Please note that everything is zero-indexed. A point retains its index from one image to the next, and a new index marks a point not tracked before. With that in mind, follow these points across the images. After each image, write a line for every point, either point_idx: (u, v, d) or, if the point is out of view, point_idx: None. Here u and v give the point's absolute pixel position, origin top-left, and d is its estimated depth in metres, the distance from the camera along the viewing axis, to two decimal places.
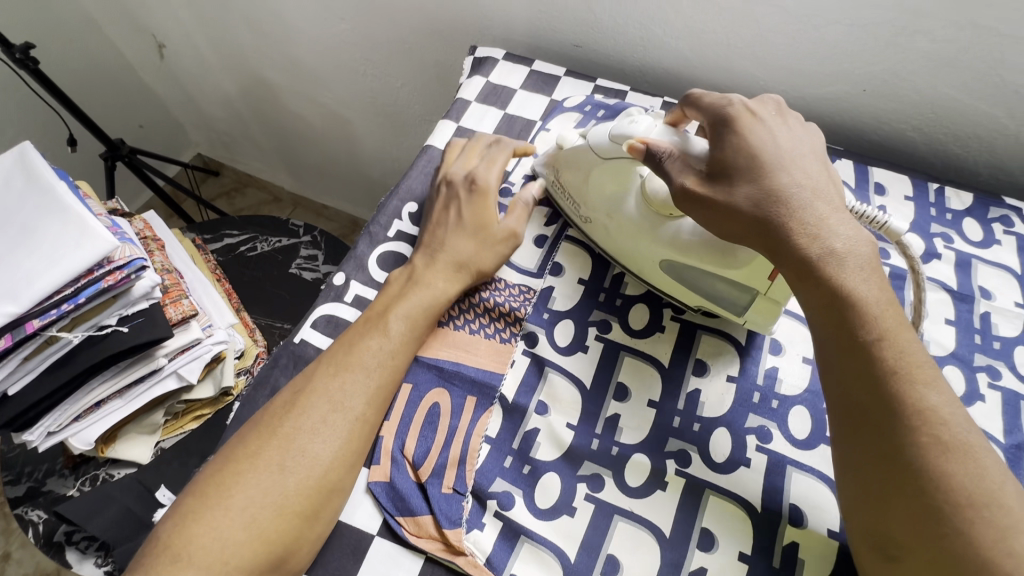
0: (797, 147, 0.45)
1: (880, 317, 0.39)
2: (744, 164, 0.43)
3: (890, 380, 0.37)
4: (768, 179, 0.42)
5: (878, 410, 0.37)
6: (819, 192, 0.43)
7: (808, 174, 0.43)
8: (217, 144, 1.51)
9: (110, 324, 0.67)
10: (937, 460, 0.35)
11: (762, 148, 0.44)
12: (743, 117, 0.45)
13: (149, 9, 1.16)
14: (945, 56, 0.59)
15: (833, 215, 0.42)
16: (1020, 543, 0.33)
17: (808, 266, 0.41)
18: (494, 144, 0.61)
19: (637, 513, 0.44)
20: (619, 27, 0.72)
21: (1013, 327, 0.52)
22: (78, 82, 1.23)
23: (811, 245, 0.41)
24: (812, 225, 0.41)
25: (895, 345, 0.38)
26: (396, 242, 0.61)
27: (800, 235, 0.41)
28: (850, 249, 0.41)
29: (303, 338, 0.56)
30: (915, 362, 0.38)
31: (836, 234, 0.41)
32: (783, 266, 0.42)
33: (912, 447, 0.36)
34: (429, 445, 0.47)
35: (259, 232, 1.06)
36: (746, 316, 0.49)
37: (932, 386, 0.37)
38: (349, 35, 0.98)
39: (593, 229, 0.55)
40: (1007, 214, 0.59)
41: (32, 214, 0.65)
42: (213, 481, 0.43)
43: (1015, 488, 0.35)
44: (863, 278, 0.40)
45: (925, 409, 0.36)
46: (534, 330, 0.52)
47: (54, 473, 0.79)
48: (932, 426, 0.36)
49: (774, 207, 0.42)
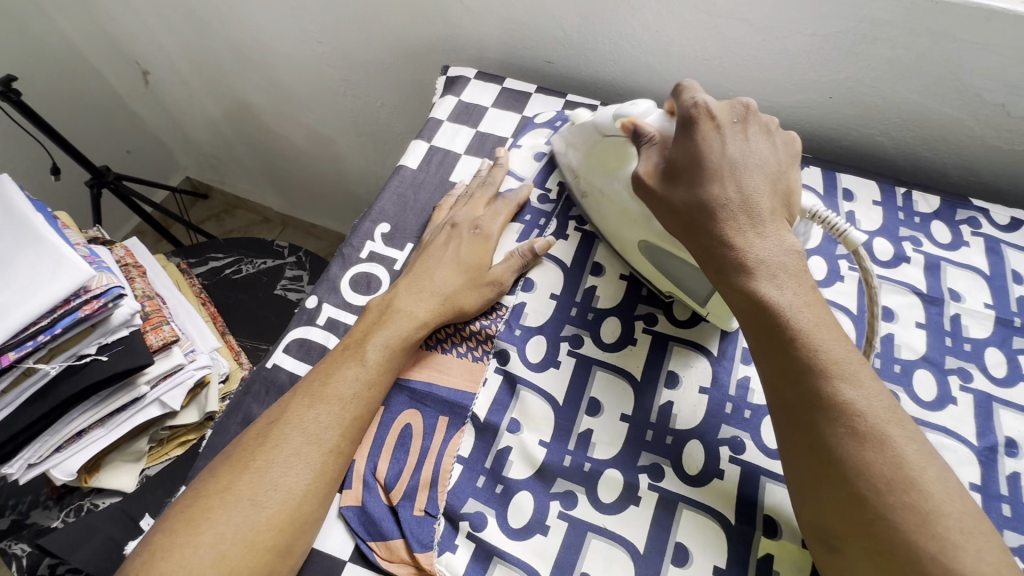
0: (743, 158, 0.44)
1: (796, 318, 0.39)
2: (684, 171, 0.44)
3: (809, 376, 0.38)
4: (702, 186, 0.43)
5: (799, 405, 0.38)
6: (749, 206, 0.43)
7: (744, 186, 0.43)
8: (205, 167, 1.52)
9: (90, 353, 0.66)
10: (854, 450, 0.35)
11: (708, 155, 0.44)
12: (703, 120, 0.45)
13: (132, 37, 1.17)
14: (905, 63, 0.60)
15: (751, 230, 0.42)
16: (941, 527, 0.33)
17: (726, 274, 0.42)
18: (501, 197, 0.61)
19: (611, 530, 0.44)
20: (589, 44, 0.73)
21: (982, 328, 0.52)
22: (62, 111, 1.23)
23: (728, 252, 0.42)
24: (730, 234, 0.42)
25: (812, 343, 0.39)
26: (368, 263, 0.61)
27: (719, 240, 0.42)
28: (763, 260, 0.41)
29: (275, 363, 0.57)
30: (832, 358, 0.38)
31: (754, 246, 0.42)
32: (707, 266, 0.43)
33: (834, 440, 0.36)
34: (401, 467, 0.48)
35: (243, 255, 1.06)
36: (709, 307, 0.50)
37: (850, 382, 0.37)
38: (327, 57, 0.99)
39: (589, 203, 0.58)
40: (974, 215, 0.59)
41: (11, 245, 0.65)
42: (182, 520, 0.43)
43: (937, 472, 0.35)
44: (778, 285, 0.41)
45: (840, 403, 0.37)
46: (505, 348, 0.52)
47: (38, 505, 0.78)
48: (849, 417, 0.36)
49: (703, 215, 0.43)
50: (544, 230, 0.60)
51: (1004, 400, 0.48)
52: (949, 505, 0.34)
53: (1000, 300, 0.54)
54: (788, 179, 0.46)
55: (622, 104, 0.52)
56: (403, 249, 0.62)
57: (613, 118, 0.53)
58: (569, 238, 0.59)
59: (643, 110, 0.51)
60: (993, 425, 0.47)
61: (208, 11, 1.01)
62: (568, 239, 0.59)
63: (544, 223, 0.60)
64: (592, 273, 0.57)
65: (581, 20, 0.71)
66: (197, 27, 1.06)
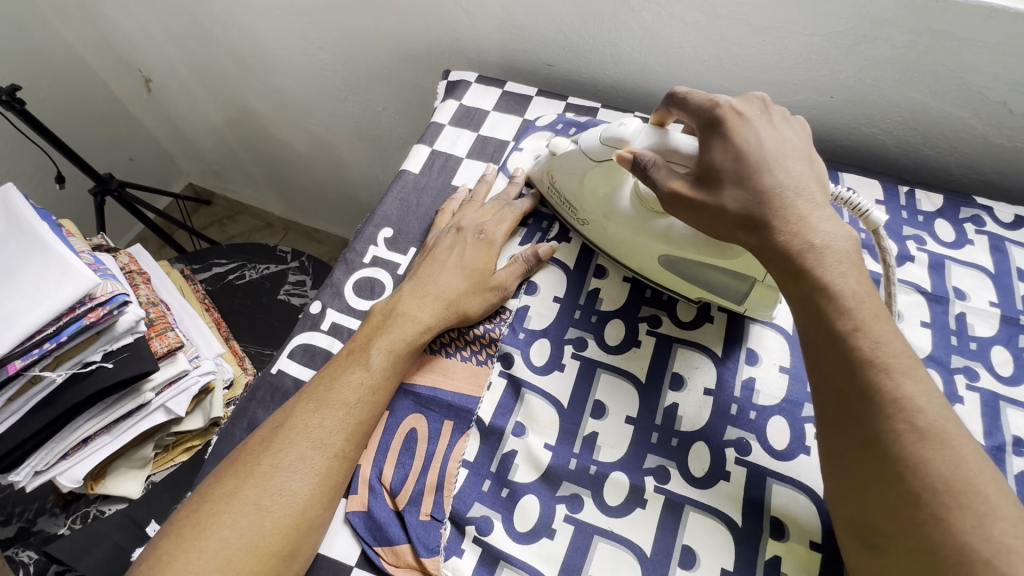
0: (780, 147, 0.44)
1: (857, 308, 0.39)
2: (731, 170, 0.43)
3: (866, 369, 0.37)
4: (755, 179, 0.43)
5: (854, 399, 0.37)
6: (802, 193, 0.43)
7: (791, 173, 0.43)
8: (207, 173, 1.52)
9: (95, 360, 0.67)
10: (912, 447, 0.35)
11: (748, 149, 0.44)
12: (730, 119, 0.45)
13: (134, 45, 1.18)
14: (907, 61, 0.59)
15: (813, 212, 0.42)
16: (997, 530, 0.32)
17: (791, 262, 0.41)
18: (506, 205, 0.61)
19: (617, 533, 0.44)
20: (588, 46, 0.73)
21: (988, 327, 0.52)
22: (65, 119, 1.24)
23: (791, 239, 0.41)
24: (793, 222, 0.41)
25: (870, 335, 0.38)
26: (372, 269, 0.62)
27: (782, 233, 0.41)
28: (829, 244, 0.41)
29: (279, 369, 0.57)
30: (891, 352, 0.37)
31: (817, 229, 0.41)
32: (767, 256, 0.42)
33: (890, 435, 0.35)
34: (407, 472, 0.48)
35: (247, 260, 1.06)
36: (747, 303, 0.50)
37: (910, 377, 0.37)
38: (328, 62, 0.99)
39: (592, 232, 0.57)
40: (978, 213, 0.59)
41: (16, 254, 0.65)
42: (189, 522, 0.43)
43: (993, 474, 0.34)
44: (843, 271, 0.40)
45: (899, 398, 0.36)
46: (509, 351, 0.52)
47: (45, 512, 0.78)
48: (909, 414, 0.35)
49: (761, 206, 0.42)
50: (546, 234, 0.60)
51: (1011, 398, 0.48)
52: (1005, 509, 0.33)
53: (1005, 298, 0.54)
54: (821, 165, 0.46)
55: (607, 127, 0.53)
56: (406, 253, 0.63)
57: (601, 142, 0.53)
58: (572, 241, 0.59)
59: (632, 129, 0.50)
60: (1001, 423, 0.47)
61: (209, 17, 1.01)
62: (571, 242, 0.59)
63: (544, 226, 0.60)
64: (595, 276, 0.57)
65: (580, 23, 0.71)
66: (199, 35, 1.07)
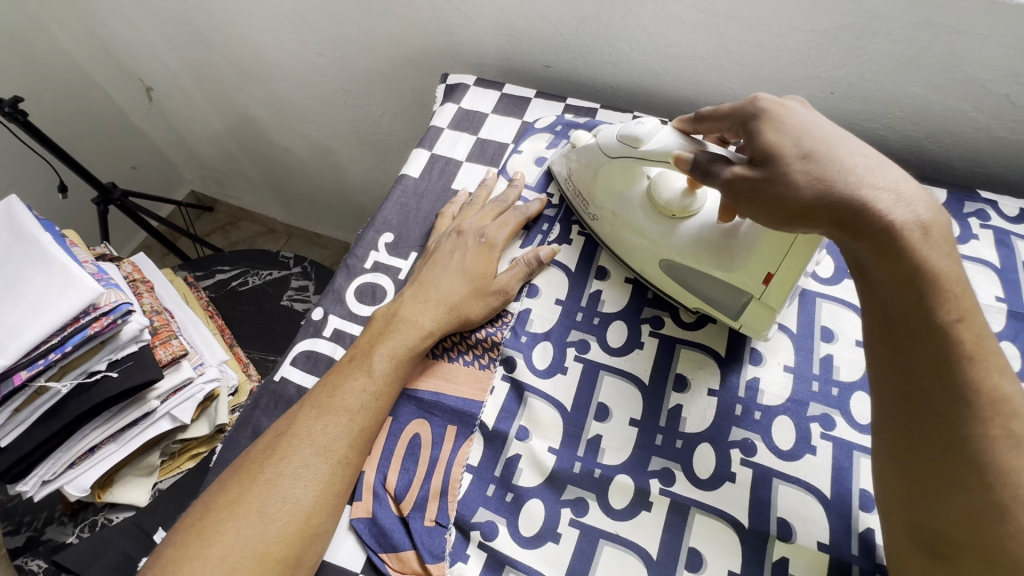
0: (842, 131, 0.41)
1: (960, 299, 0.36)
2: (794, 148, 0.39)
3: (964, 364, 0.35)
4: (830, 155, 0.38)
5: (947, 399, 0.35)
6: (885, 172, 0.38)
7: (867, 155, 0.38)
8: (210, 180, 1.53)
9: (100, 369, 0.67)
10: (1006, 454, 0.33)
11: (811, 129, 0.40)
12: (776, 109, 0.42)
13: (134, 55, 1.19)
14: (907, 56, 0.59)
15: (912, 192, 0.37)
16: None
17: (887, 239, 0.36)
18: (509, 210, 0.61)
19: (623, 536, 0.44)
20: (587, 47, 0.73)
21: (994, 323, 0.51)
22: (68, 130, 1.25)
23: (899, 218, 0.36)
24: (891, 202, 0.36)
25: (972, 329, 0.35)
26: (373, 274, 0.62)
27: (883, 206, 0.36)
28: (927, 224, 0.36)
29: (283, 376, 0.57)
30: (990, 350, 0.36)
31: (917, 210, 0.36)
32: (865, 231, 0.36)
33: (984, 441, 0.34)
34: (411, 477, 0.48)
35: (249, 266, 1.07)
36: (741, 318, 0.50)
37: (1007, 376, 0.35)
38: (327, 68, 0.99)
39: (600, 225, 0.57)
40: (982, 208, 0.59)
41: (19, 265, 0.65)
42: (194, 530, 0.43)
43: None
44: (948, 259, 0.36)
45: (998, 400, 0.34)
46: (511, 355, 0.52)
47: (53, 521, 0.79)
48: (1007, 420, 0.34)
49: (851, 182, 0.37)
50: (547, 237, 0.60)
51: None
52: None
53: (1011, 293, 0.53)
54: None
55: (626, 125, 0.52)
56: (407, 258, 0.63)
57: (618, 140, 0.52)
58: (573, 243, 0.59)
59: (650, 129, 0.50)
60: None
61: (207, 25, 1.02)
62: (572, 244, 0.59)
63: (546, 228, 0.60)
64: (597, 278, 0.56)
65: (578, 24, 0.71)
66: (197, 43, 1.07)
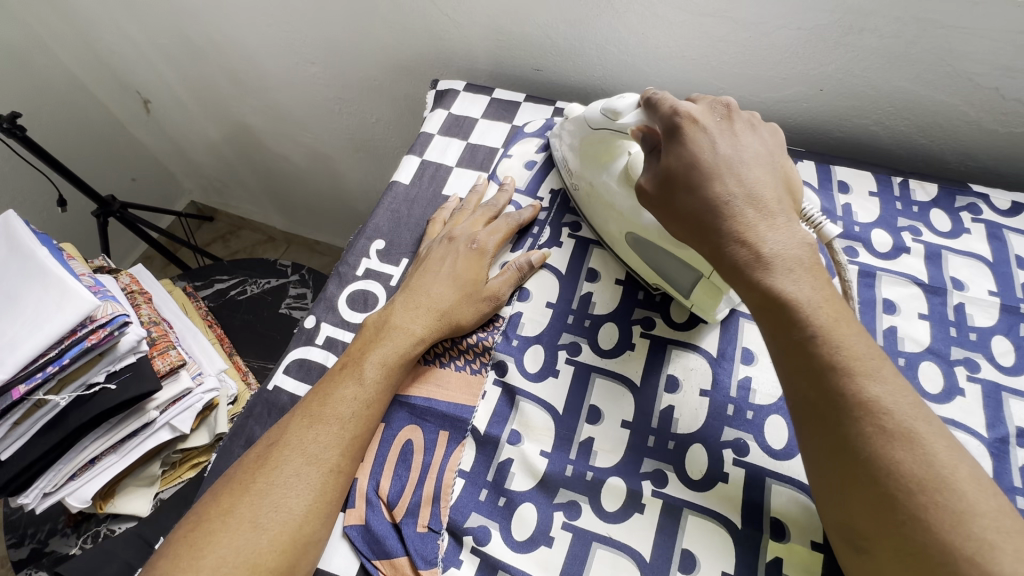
0: (737, 153, 0.44)
1: (815, 314, 0.38)
2: (684, 177, 0.44)
3: (830, 374, 0.37)
4: (703, 189, 0.43)
5: (819, 403, 0.37)
6: (755, 200, 0.42)
7: (744, 180, 0.43)
8: (209, 190, 1.54)
9: (98, 381, 0.66)
10: (882, 449, 0.34)
11: (700, 156, 0.44)
12: (688, 126, 0.45)
13: (130, 67, 1.20)
14: (894, 51, 0.59)
15: (762, 222, 0.41)
16: (977, 527, 0.32)
17: (740, 269, 0.41)
18: (501, 216, 0.60)
19: (616, 539, 0.44)
20: (577, 50, 0.73)
21: (987, 317, 0.51)
22: (66, 144, 1.26)
23: (738, 249, 0.41)
24: (739, 231, 0.41)
25: (834, 340, 0.37)
26: (364, 281, 0.62)
27: (729, 240, 0.41)
28: (778, 253, 0.40)
29: (276, 386, 0.58)
30: (856, 354, 0.37)
31: (766, 239, 0.41)
32: (720, 266, 0.42)
33: (859, 439, 0.35)
34: (404, 484, 0.48)
35: (248, 276, 1.07)
36: (693, 298, 0.51)
37: (874, 378, 0.36)
38: (320, 76, 1.00)
39: (582, 197, 0.59)
40: (974, 202, 0.58)
41: (16, 280, 0.66)
42: (185, 542, 0.43)
43: (968, 469, 0.34)
44: (794, 278, 0.39)
45: (866, 401, 0.35)
46: (503, 359, 0.52)
47: (57, 532, 0.79)
48: (875, 416, 0.35)
49: (710, 218, 0.42)
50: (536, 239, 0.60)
51: (1013, 389, 0.47)
52: (985, 504, 0.32)
53: (1004, 287, 0.53)
54: (785, 169, 0.46)
55: (609, 99, 0.53)
56: (398, 265, 0.63)
57: (601, 113, 0.53)
58: (563, 245, 0.59)
59: (629, 103, 0.51)
60: (1003, 415, 0.46)
61: (200, 35, 1.02)
62: (563, 246, 0.59)
63: (536, 229, 0.60)
64: (588, 280, 0.56)
65: (566, 27, 0.71)
66: (191, 53, 1.08)
